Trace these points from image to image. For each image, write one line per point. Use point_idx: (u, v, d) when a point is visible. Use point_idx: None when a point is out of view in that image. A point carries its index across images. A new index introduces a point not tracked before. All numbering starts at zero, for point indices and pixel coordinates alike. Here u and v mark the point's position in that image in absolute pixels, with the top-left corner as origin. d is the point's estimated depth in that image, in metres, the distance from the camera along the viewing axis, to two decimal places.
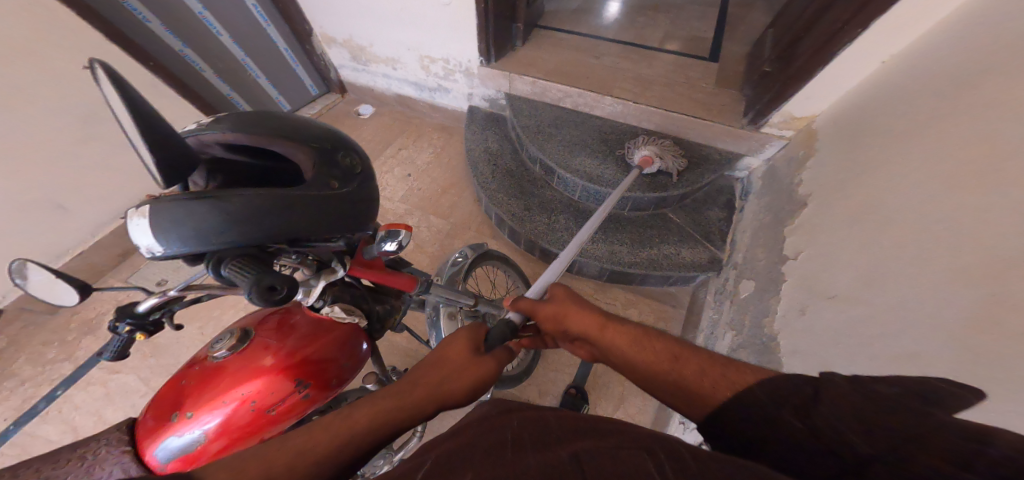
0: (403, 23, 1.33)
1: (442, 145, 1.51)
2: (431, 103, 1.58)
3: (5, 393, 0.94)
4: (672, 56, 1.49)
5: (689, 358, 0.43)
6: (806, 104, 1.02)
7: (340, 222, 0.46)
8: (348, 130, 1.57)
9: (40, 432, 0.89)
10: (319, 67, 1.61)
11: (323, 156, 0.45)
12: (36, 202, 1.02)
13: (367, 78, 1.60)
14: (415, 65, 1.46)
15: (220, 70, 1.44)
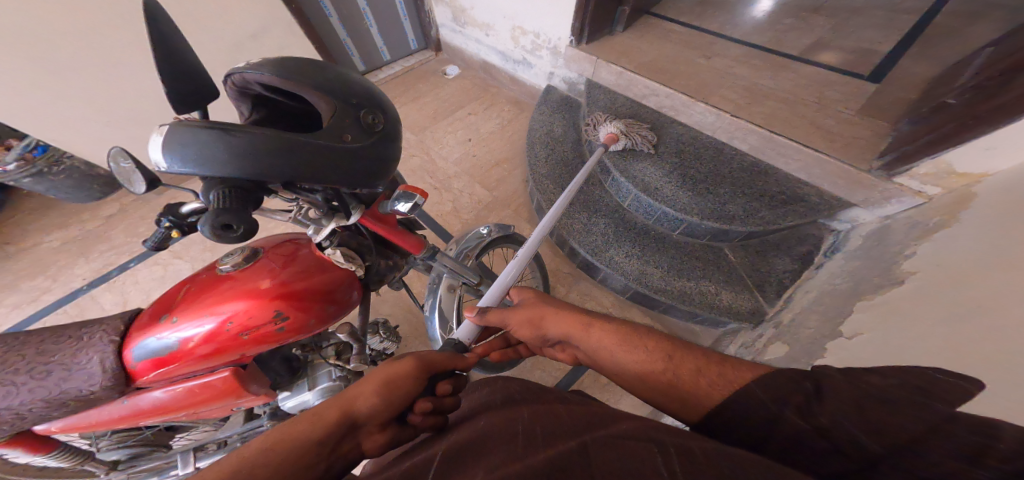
0: None
1: (510, 119, 1.51)
2: (514, 76, 1.56)
3: (100, 251, 1.22)
4: (814, 69, 1.25)
5: (683, 357, 0.39)
6: (985, 159, 0.74)
7: (350, 181, 0.43)
8: (431, 86, 1.64)
9: (98, 299, 1.13)
10: (422, 24, 1.68)
11: (344, 110, 0.42)
12: None
13: (461, 41, 1.63)
14: (506, 35, 1.44)
15: (344, 17, 1.47)
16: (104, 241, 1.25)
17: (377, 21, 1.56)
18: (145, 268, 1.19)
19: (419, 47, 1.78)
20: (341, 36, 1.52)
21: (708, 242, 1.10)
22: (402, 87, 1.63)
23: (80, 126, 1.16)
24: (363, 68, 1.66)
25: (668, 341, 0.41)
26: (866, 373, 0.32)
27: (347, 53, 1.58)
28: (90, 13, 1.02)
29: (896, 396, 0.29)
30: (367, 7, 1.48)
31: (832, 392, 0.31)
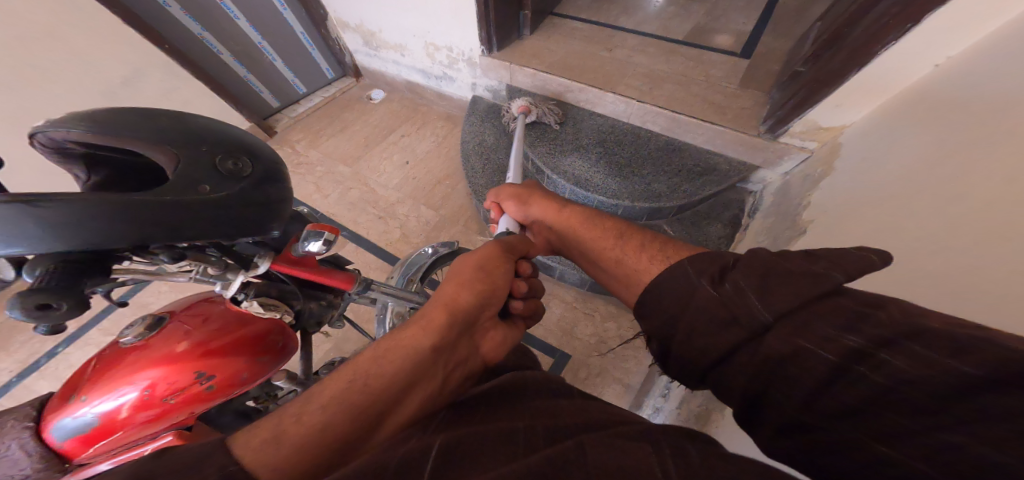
0: (407, 10, 1.32)
1: (444, 134, 1.50)
2: (438, 92, 1.56)
3: (13, 348, 1.09)
4: (695, 53, 1.36)
5: (629, 239, 0.63)
6: (837, 114, 0.85)
7: (218, 232, 0.41)
8: (357, 114, 1.60)
9: (36, 385, 1.03)
10: (335, 52, 1.64)
11: (196, 159, 0.41)
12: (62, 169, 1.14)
13: (379, 64, 1.60)
14: (421, 53, 1.44)
15: (237, 53, 1.40)
16: (9, 342, 1.10)
17: (280, 54, 1.51)
18: (70, 357, 1.07)
19: (336, 75, 1.74)
20: (242, 73, 1.45)
21: (647, 222, 1.15)
22: (327, 118, 1.59)
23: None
24: (278, 104, 1.59)
25: (621, 231, 0.65)
26: (794, 257, 0.38)
27: (257, 91, 1.52)
28: None
29: (813, 268, 0.35)
30: (264, 40, 1.43)
31: (748, 266, 0.40)
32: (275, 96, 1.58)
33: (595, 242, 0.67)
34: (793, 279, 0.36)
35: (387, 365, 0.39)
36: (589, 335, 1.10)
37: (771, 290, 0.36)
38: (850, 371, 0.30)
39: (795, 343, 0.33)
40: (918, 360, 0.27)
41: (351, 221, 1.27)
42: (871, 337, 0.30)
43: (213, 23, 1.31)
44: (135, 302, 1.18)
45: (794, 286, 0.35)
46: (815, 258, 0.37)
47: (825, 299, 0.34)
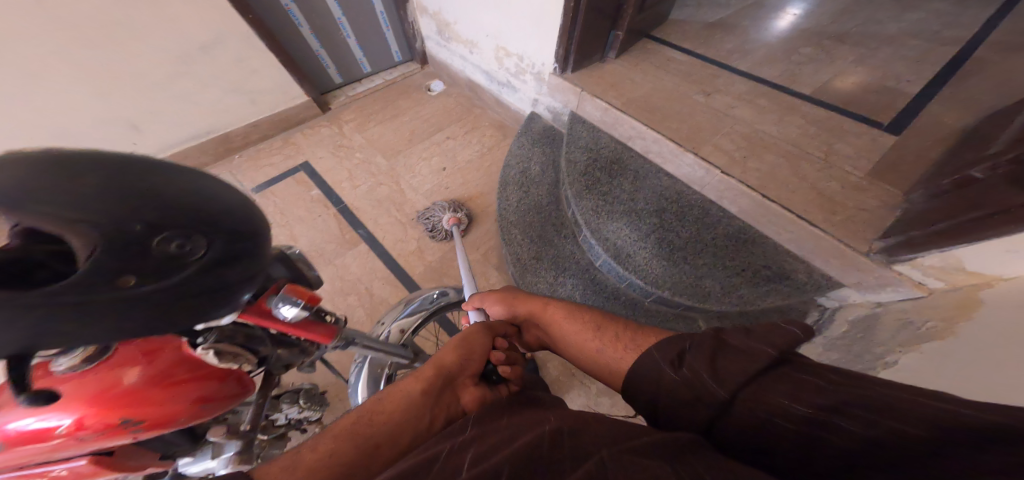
0: (489, 10, 1.23)
1: (491, 146, 1.44)
2: (497, 97, 1.49)
3: None
4: (824, 114, 1.09)
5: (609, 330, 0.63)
6: (1004, 262, 0.58)
7: (150, 326, 0.32)
8: (412, 103, 1.56)
9: None
10: (406, 36, 1.60)
11: (120, 247, 0.29)
12: (118, 119, 1.11)
13: (446, 55, 1.56)
14: (490, 54, 1.37)
15: (316, 28, 1.38)
16: None
17: (355, 32, 1.48)
18: None
19: (403, 58, 1.71)
20: (315, 47, 1.43)
21: (681, 313, 0.99)
22: (383, 104, 1.56)
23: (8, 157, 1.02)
24: (340, 80, 1.58)
25: (599, 320, 0.65)
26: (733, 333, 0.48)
27: (324, 64, 1.50)
28: (13, 32, 0.86)
29: (749, 345, 0.45)
30: (343, 16, 1.40)
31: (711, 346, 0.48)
32: (341, 73, 1.57)
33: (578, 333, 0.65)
34: (741, 357, 0.44)
35: (391, 405, 0.47)
36: (576, 406, 1.07)
37: (729, 367, 0.44)
38: (821, 422, 0.36)
39: (761, 412, 0.40)
40: (859, 418, 0.34)
41: (371, 220, 1.22)
42: (816, 402, 0.37)
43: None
44: None
45: (745, 364, 0.43)
46: (751, 333, 0.47)
47: (775, 369, 0.42)
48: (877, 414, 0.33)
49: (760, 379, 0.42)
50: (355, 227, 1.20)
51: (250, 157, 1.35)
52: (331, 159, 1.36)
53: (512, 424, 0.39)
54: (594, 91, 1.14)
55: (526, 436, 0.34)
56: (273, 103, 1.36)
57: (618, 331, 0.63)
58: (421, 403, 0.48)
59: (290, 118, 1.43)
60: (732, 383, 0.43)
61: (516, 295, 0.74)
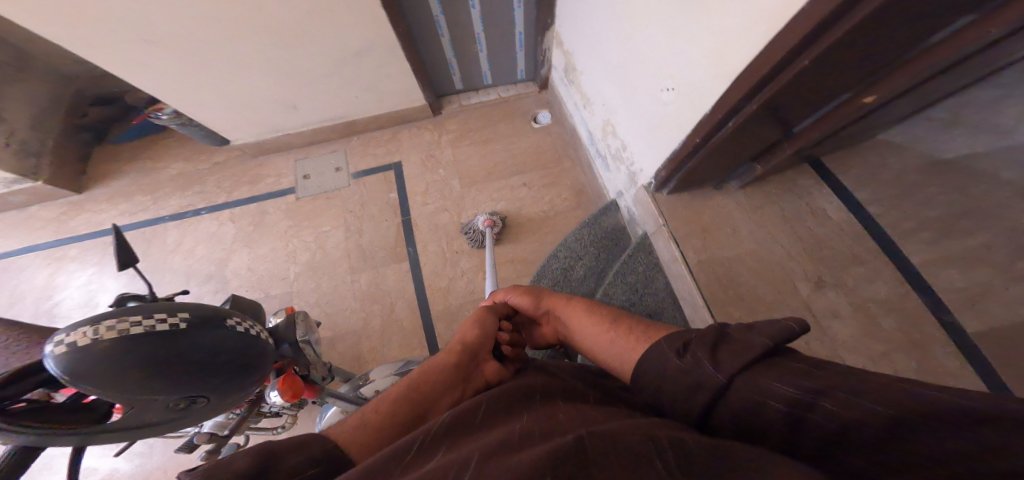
0: (615, 87, 1.26)
1: (559, 210, 1.52)
2: (591, 162, 1.54)
3: (194, 190, 1.51)
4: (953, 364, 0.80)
5: (624, 326, 0.65)
6: None
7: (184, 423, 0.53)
8: (514, 131, 1.72)
9: (161, 232, 1.42)
10: (536, 60, 1.74)
11: (176, 395, 0.48)
12: (284, 99, 1.45)
13: (564, 92, 1.68)
14: (599, 121, 1.44)
15: (455, 41, 1.56)
16: (195, 183, 1.54)
17: (488, 50, 1.64)
18: (207, 220, 1.44)
19: (526, 77, 1.84)
20: (448, 56, 1.63)
21: None
22: (486, 129, 1.72)
23: (222, 114, 1.44)
24: (460, 86, 1.78)
25: (617, 318, 0.68)
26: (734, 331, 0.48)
27: (450, 71, 1.70)
28: (230, 33, 1.17)
29: (744, 340, 0.45)
30: (482, 33, 1.55)
31: (704, 342, 0.49)
32: (466, 79, 1.77)
33: (593, 330, 0.69)
34: (736, 347, 0.45)
35: (426, 377, 0.66)
36: None
37: (721, 355, 0.45)
38: (815, 410, 0.37)
39: (762, 396, 0.40)
40: (846, 402, 0.35)
41: (421, 241, 1.43)
42: (805, 389, 0.38)
43: (452, 13, 1.45)
44: (256, 206, 1.47)
45: (737, 355, 0.44)
46: (748, 329, 0.47)
47: (768, 359, 0.43)
48: (861, 401, 0.34)
49: (751, 370, 0.43)
50: (406, 243, 1.42)
51: (362, 141, 1.67)
52: (420, 167, 1.60)
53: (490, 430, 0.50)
54: (676, 233, 1.08)
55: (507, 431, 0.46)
56: (395, 102, 1.63)
57: (628, 324, 0.66)
58: (447, 374, 0.67)
59: (403, 113, 1.68)
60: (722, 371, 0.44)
61: (540, 292, 0.84)
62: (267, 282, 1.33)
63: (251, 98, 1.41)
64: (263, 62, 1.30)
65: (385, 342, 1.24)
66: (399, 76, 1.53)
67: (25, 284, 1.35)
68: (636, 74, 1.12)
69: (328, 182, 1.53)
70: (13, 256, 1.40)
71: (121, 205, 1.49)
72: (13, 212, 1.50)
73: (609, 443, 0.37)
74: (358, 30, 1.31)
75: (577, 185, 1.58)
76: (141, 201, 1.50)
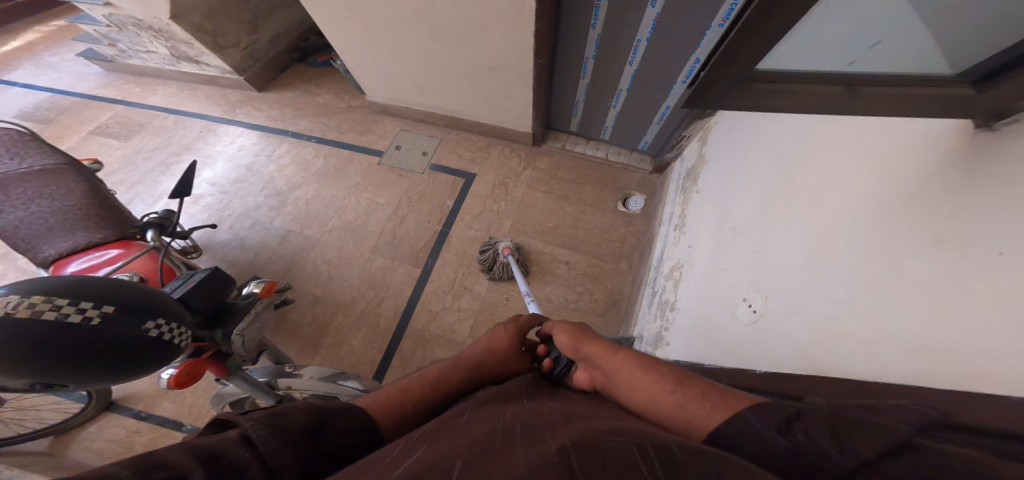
0: (716, 238, 0.97)
1: (582, 309, 1.37)
2: (645, 281, 1.31)
3: (323, 122, 1.82)
4: None
5: (685, 382, 0.47)
6: None
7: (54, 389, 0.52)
8: (597, 202, 1.56)
9: (283, 142, 1.77)
10: (665, 144, 1.49)
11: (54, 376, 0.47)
12: (417, 79, 1.56)
13: (670, 191, 1.42)
14: (677, 254, 1.16)
15: (592, 88, 1.41)
16: (327, 115, 1.85)
17: (622, 109, 1.44)
18: (312, 148, 1.74)
19: (646, 150, 1.60)
20: (578, 98, 1.50)
21: None
22: (571, 184, 1.61)
23: (366, 72, 1.63)
24: (576, 129, 1.66)
25: (677, 372, 0.50)
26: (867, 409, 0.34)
27: (573, 111, 1.57)
28: (395, 12, 1.27)
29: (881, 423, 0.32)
30: (624, 91, 1.35)
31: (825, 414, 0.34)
32: (583, 123, 1.62)
33: (639, 384, 0.51)
34: (864, 427, 0.31)
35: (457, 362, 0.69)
36: None
37: (845, 437, 0.31)
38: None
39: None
40: None
41: (442, 259, 1.46)
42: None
43: (603, 66, 1.30)
44: (348, 155, 1.71)
45: (865, 439, 0.30)
46: (867, 411, 0.34)
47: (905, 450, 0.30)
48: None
49: (886, 462, 0.29)
50: (430, 253, 1.47)
51: (459, 138, 1.73)
52: (487, 190, 1.60)
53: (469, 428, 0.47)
54: None
55: (479, 436, 0.43)
56: (503, 119, 1.62)
57: (702, 381, 0.46)
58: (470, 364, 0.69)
59: (506, 131, 1.67)
60: (849, 457, 0.30)
61: (582, 334, 0.66)
62: (308, 222, 1.55)
63: (393, 68, 1.55)
64: (414, 46, 1.40)
65: (352, 329, 1.35)
66: (519, 100, 1.49)
67: (182, 137, 1.83)
68: (743, 246, 0.84)
69: (408, 163, 1.66)
70: (193, 117, 1.90)
71: (272, 110, 1.89)
72: (218, 90, 2.01)
73: (604, 454, 0.34)
74: (500, 49, 1.30)
75: (617, 292, 1.40)
76: (286, 112, 1.88)
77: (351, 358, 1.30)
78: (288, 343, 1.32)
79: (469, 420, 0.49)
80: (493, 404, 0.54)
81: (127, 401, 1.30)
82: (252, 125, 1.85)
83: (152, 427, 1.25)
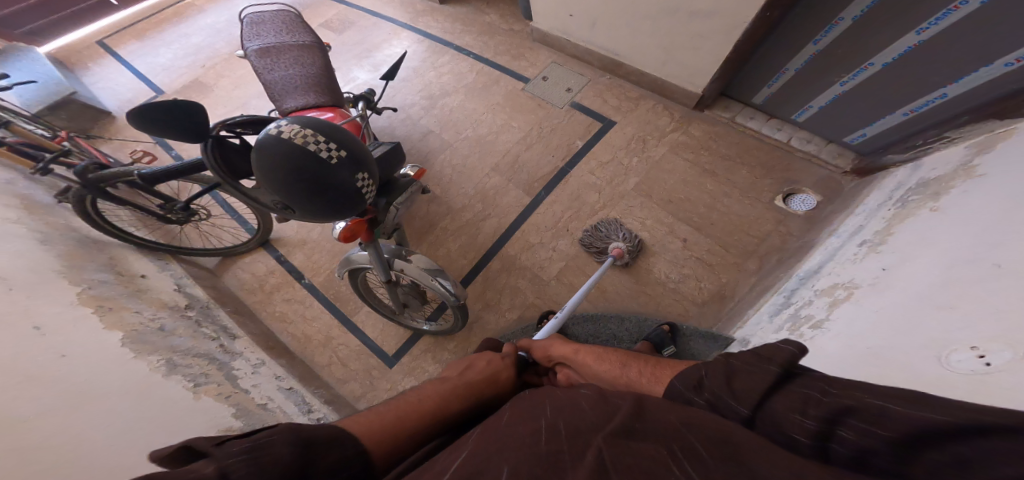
0: (928, 261, 0.74)
1: (686, 294, 1.22)
2: (775, 287, 1.10)
3: (487, 42, 1.87)
4: None
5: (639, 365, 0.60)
6: None
7: (286, 212, 0.65)
8: (747, 190, 1.34)
9: (447, 54, 1.87)
10: (898, 140, 1.17)
11: (288, 197, 0.57)
12: (596, 12, 1.47)
13: (863, 199, 1.12)
14: (849, 269, 0.92)
15: (824, 53, 1.17)
16: (491, 36, 1.89)
17: (853, 87, 1.17)
18: (470, 64, 1.81)
19: (853, 146, 1.30)
20: (790, 65, 1.26)
21: None
22: (724, 160, 1.40)
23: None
24: (759, 101, 1.42)
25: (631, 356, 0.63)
26: (740, 360, 0.41)
27: (771, 79, 1.34)
28: None
29: (757, 367, 0.39)
30: (875, 64, 1.09)
31: (740, 377, 0.40)
32: (777, 96, 1.37)
33: (609, 369, 0.62)
34: (748, 379, 0.39)
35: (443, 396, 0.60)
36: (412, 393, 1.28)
37: (736, 387, 0.39)
38: (840, 437, 0.31)
39: (783, 420, 0.35)
40: (871, 422, 0.30)
41: (554, 196, 1.43)
42: (823, 413, 0.33)
43: (862, 28, 1.06)
44: (499, 77, 1.73)
45: (755, 382, 0.38)
46: (753, 356, 0.41)
47: (783, 384, 0.37)
48: (875, 425, 0.29)
49: (769, 398, 0.37)
50: (545, 187, 1.45)
51: (611, 84, 1.62)
52: (623, 142, 1.48)
53: (509, 421, 0.44)
54: None
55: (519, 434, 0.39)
56: (677, 74, 1.45)
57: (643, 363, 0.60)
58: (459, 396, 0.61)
59: (667, 86, 1.51)
60: (742, 405, 0.38)
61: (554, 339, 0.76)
62: (446, 128, 1.65)
63: None
64: None
65: (455, 234, 1.43)
66: (706, 55, 1.31)
67: (369, 36, 2.06)
68: (993, 288, 0.57)
69: (553, 97, 1.62)
70: (380, 20, 2.12)
71: (445, 24, 2.00)
72: None
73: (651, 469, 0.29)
74: None
75: (729, 289, 1.21)
76: (457, 27, 1.97)
77: (446, 259, 1.39)
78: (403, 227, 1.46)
79: (506, 416, 0.45)
80: (527, 399, 0.50)
81: (275, 244, 1.58)
82: (426, 33, 1.98)
83: (282, 272, 1.51)
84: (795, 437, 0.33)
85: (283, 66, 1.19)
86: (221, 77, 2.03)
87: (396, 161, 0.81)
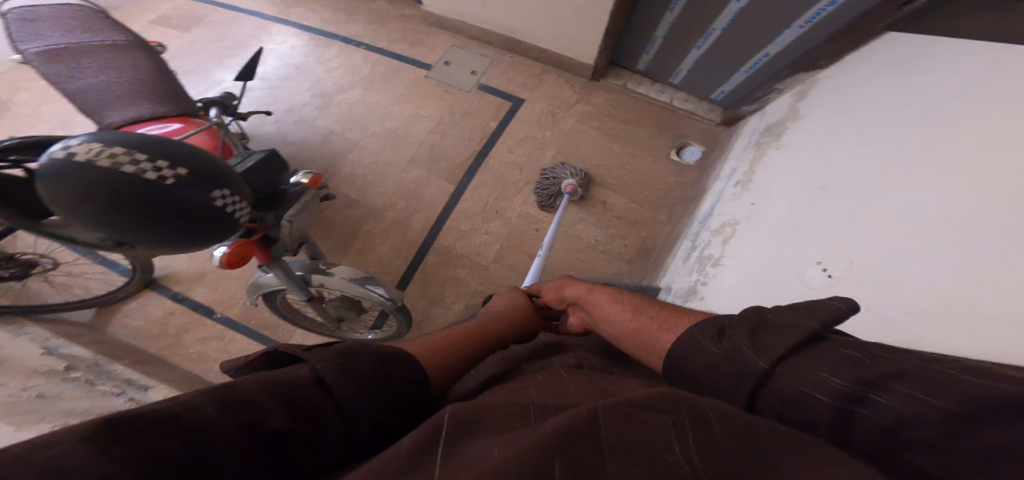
0: (792, 191, 0.88)
1: (614, 251, 1.33)
2: (684, 231, 1.25)
3: (376, 30, 1.75)
4: None
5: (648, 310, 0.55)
6: None
7: (116, 247, 0.53)
8: (648, 148, 1.48)
9: (334, 45, 1.72)
10: (746, 94, 1.37)
11: (116, 231, 0.47)
12: None
13: (736, 145, 1.31)
14: (736, 205, 1.07)
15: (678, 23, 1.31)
16: (380, 23, 1.78)
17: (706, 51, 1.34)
18: (362, 55, 1.69)
19: (719, 101, 1.50)
20: (658, 34, 1.40)
21: None
22: (625, 124, 1.52)
23: None
24: (643, 68, 1.56)
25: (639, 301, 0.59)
26: (776, 314, 0.35)
27: (646, 47, 1.47)
28: None
29: (790, 323, 0.33)
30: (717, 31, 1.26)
31: (764, 333, 0.34)
32: (655, 63, 1.51)
33: (615, 316, 0.59)
34: (779, 334, 0.33)
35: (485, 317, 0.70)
36: None
37: (762, 340, 0.34)
38: (867, 412, 0.26)
39: (799, 386, 0.30)
40: (919, 401, 0.25)
41: (477, 180, 1.42)
42: (856, 379, 0.28)
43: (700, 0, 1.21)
44: (397, 66, 1.64)
45: (782, 338, 0.33)
46: (794, 310, 0.35)
47: (815, 345, 0.31)
48: (930, 397, 0.24)
49: (790, 359, 0.31)
50: (467, 173, 1.44)
51: (513, 63, 1.64)
52: (534, 119, 1.53)
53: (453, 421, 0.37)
54: None
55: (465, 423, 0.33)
56: (569, 48, 1.52)
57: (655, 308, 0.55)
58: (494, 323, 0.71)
59: (563, 60, 1.58)
60: (763, 358, 0.32)
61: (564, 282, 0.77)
62: (350, 125, 1.53)
63: None
64: None
65: (382, 236, 1.35)
66: (590, 28, 1.39)
67: (233, 31, 1.80)
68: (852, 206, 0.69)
69: (457, 81, 1.60)
70: (244, 13, 1.85)
71: (324, 13, 1.82)
72: None
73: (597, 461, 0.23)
74: None
75: (649, 240, 1.34)
76: (338, 16, 1.81)
77: (378, 263, 1.31)
78: (322, 238, 1.34)
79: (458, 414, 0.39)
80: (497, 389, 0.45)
81: (164, 284, 1.34)
82: (303, 25, 1.79)
83: (184, 311, 1.29)
84: (807, 401, 0.29)
85: (90, 70, 0.95)
86: (36, 95, 1.62)
87: (279, 170, 0.74)
